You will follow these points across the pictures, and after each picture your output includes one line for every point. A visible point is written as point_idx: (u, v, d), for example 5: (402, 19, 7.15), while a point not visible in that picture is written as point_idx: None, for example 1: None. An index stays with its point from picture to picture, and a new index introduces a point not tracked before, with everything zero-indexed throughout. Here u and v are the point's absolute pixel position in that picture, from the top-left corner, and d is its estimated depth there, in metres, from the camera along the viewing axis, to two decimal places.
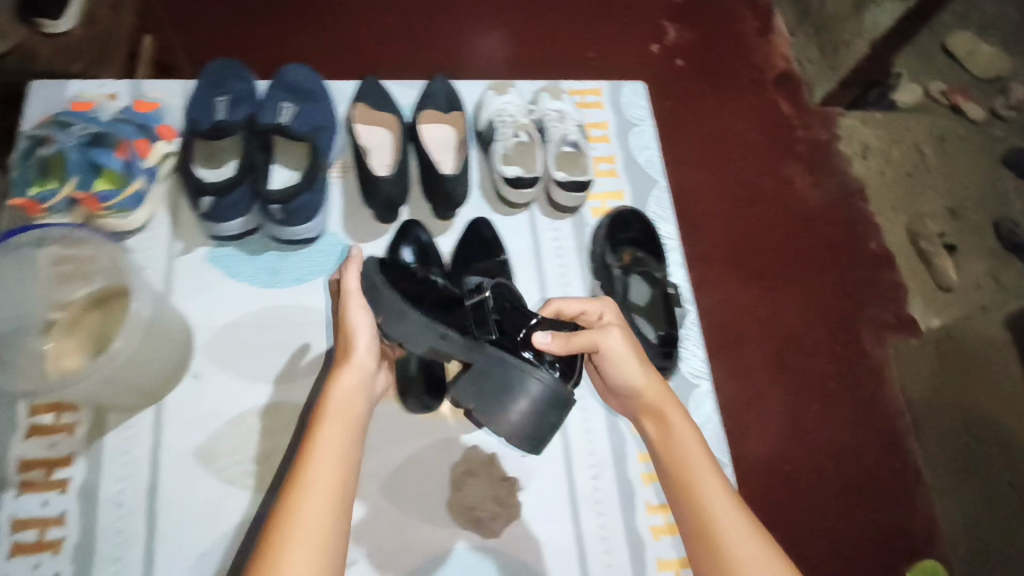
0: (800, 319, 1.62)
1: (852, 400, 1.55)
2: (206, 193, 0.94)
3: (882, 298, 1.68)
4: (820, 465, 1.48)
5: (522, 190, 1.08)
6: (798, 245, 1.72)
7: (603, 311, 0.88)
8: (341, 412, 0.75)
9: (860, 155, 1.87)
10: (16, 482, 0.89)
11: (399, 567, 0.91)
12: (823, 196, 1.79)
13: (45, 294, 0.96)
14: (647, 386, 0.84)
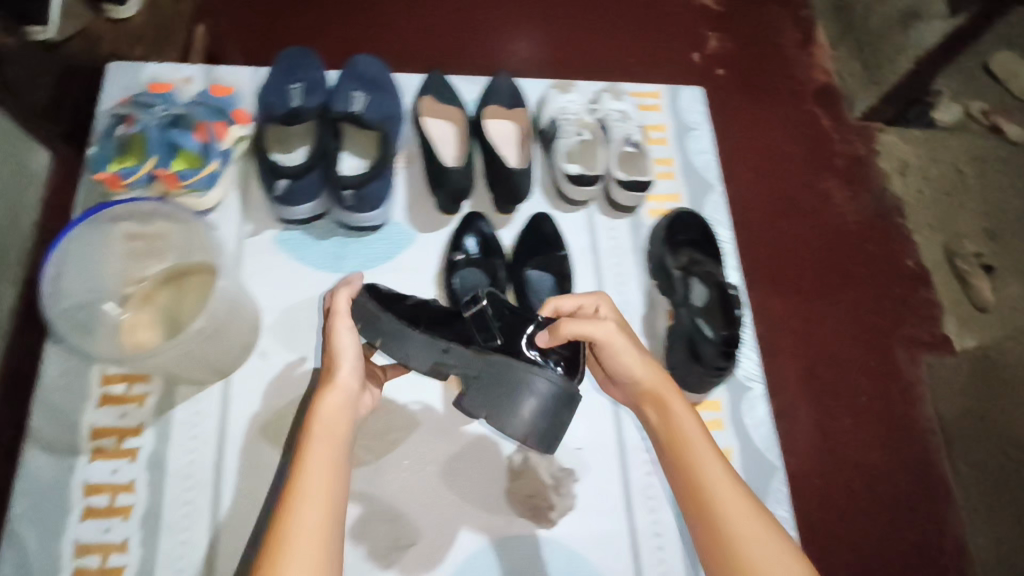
0: (840, 336, 1.55)
1: (881, 412, 1.49)
2: (281, 175, 0.97)
3: (918, 316, 1.61)
4: (859, 485, 1.42)
5: (583, 187, 1.10)
6: (839, 260, 1.64)
7: (598, 304, 0.87)
8: (329, 435, 0.71)
9: (898, 171, 1.78)
10: (88, 448, 0.91)
11: (459, 550, 0.93)
12: (864, 212, 1.71)
13: (118, 269, 0.98)
14: (646, 372, 0.84)
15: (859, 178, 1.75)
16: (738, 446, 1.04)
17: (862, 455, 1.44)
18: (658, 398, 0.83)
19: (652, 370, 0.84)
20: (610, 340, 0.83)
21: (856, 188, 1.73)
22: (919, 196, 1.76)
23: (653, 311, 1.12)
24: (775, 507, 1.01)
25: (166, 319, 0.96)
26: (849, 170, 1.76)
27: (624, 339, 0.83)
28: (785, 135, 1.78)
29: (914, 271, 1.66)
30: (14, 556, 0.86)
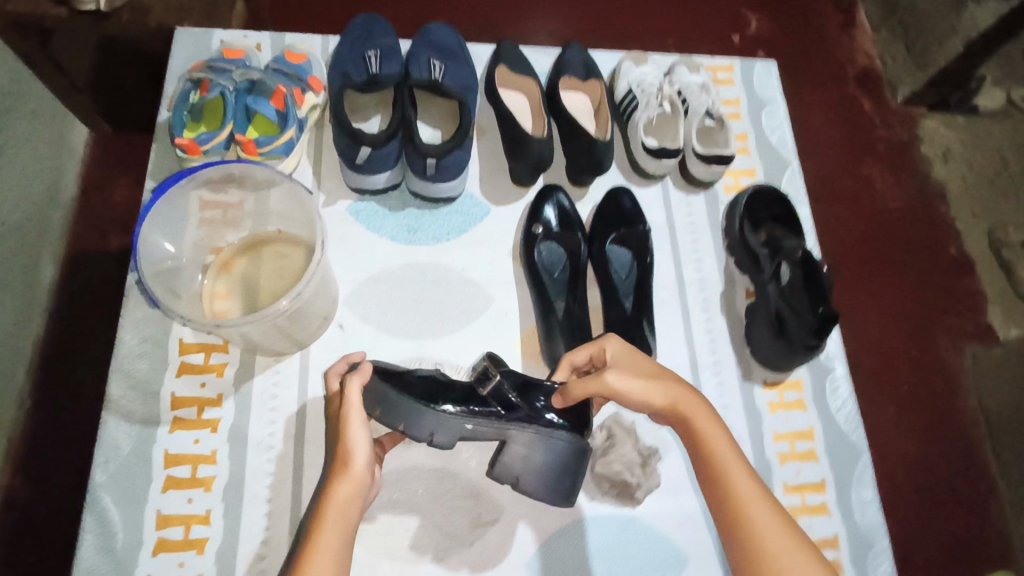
0: (918, 325, 1.42)
1: (922, 403, 1.35)
2: (363, 142, 0.94)
3: (960, 304, 1.45)
4: (927, 481, 1.28)
5: (662, 160, 1.07)
6: (923, 244, 1.49)
7: (602, 347, 0.77)
8: (335, 545, 0.63)
9: (941, 158, 1.59)
10: (169, 418, 0.90)
11: (545, 527, 0.91)
12: (930, 189, 1.55)
13: (194, 239, 0.96)
14: (663, 401, 0.70)
15: (898, 162, 1.56)
16: (822, 428, 1.02)
17: (898, 450, 1.30)
18: (676, 412, 0.69)
19: (665, 386, 0.70)
20: (613, 384, 0.70)
21: (897, 172, 1.55)
22: (960, 185, 1.57)
23: (731, 288, 1.09)
24: (858, 490, 0.99)
25: (245, 289, 0.94)
26: (889, 156, 1.57)
27: (631, 376, 0.71)
28: (822, 119, 1.57)
29: (957, 260, 1.50)
30: (98, 526, 0.84)
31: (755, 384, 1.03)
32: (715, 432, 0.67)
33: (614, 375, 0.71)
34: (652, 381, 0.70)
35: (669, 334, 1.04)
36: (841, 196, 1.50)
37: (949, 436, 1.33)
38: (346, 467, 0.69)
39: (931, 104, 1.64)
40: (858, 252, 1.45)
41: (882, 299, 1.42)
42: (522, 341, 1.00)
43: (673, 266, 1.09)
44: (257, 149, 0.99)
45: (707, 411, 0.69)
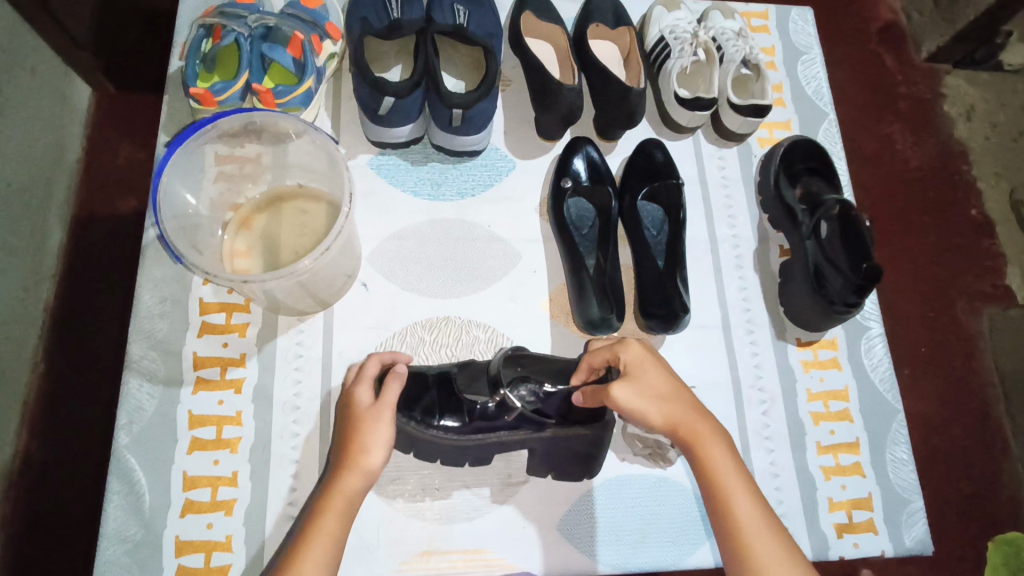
0: (948, 287, 1.32)
1: (939, 365, 1.26)
2: (386, 93, 0.89)
3: (980, 266, 1.35)
4: (953, 450, 1.20)
5: (695, 112, 1.02)
6: (957, 202, 1.39)
7: (615, 353, 0.71)
8: (334, 534, 0.61)
9: (963, 118, 1.46)
10: (192, 378, 0.88)
11: (574, 488, 0.90)
12: (956, 147, 1.43)
13: (212, 194, 0.93)
14: (669, 413, 0.66)
15: (921, 119, 1.44)
16: (857, 387, 0.99)
17: (916, 410, 1.22)
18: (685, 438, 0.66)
19: (676, 407, 0.67)
20: (621, 401, 0.67)
21: (917, 132, 1.42)
22: (982, 144, 1.45)
23: (765, 246, 1.05)
24: (893, 450, 0.97)
25: (265, 246, 0.90)
26: (912, 116, 1.43)
27: (638, 397, 0.67)
28: (845, 77, 1.43)
29: (978, 221, 1.38)
30: (124, 488, 0.83)
31: (789, 343, 1.01)
32: (725, 462, 0.64)
33: (621, 389, 0.67)
34: (658, 401, 0.67)
35: (702, 293, 1.01)
36: (874, 151, 1.39)
37: (966, 399, 1.24)
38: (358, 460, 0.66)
39: (954, 61, 1.49)
40: (889, 210, 1.35)
41: (899, 263, 1.32)
42: (551, 300, 0.97)
43: (705, 223, 1.05)
44: (275, 100, 0.94)
45: (718, 443, 0.65)
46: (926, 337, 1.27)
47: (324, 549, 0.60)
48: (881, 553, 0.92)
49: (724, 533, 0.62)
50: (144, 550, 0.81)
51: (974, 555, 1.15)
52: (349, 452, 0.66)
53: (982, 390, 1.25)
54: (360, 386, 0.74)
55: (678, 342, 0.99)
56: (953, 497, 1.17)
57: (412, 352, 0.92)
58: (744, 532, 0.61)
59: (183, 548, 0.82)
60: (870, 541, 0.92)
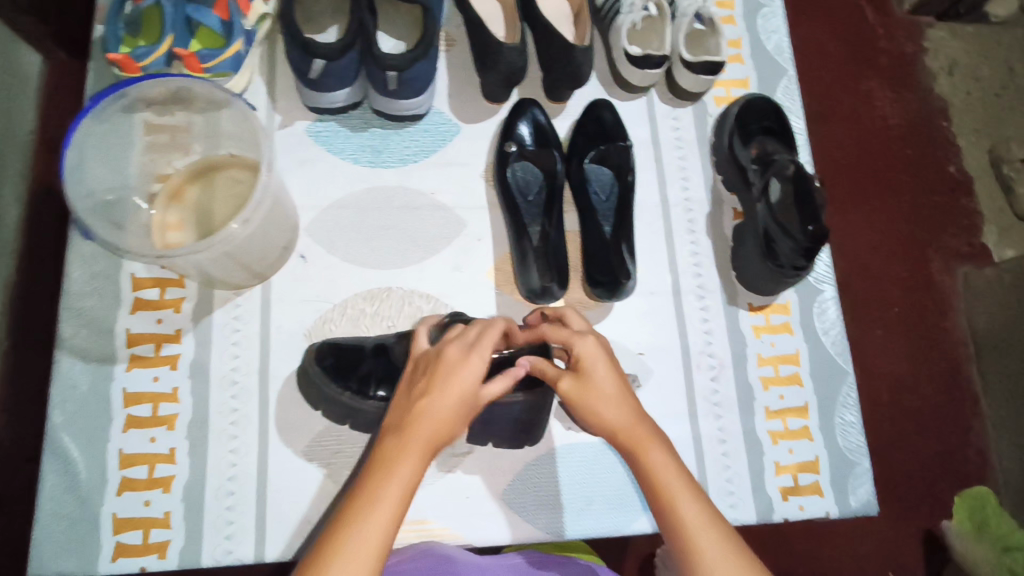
0: (919, 245, 1.26)
1: (910, 324, 1.22)
2: (316, 55, 0.84)
3: (955, 223, 1.28)
4: (918, 409, 1.18)
5: (645, 70, 0.98)
6: (934, 154, 1.31)
7: (571, 343, 0.69)
8: (393, 517, 0.55)
9: (945, 72, 1.36)
10: (125, 356, 0.86)
11: (520, 457, 0.89)
12: (935, 104, 1.34)
13: (140, 165, 0.90)
14: (616, 413, 0.66)
15: (900, 73, 1.34)
16: (808, 351, 0.98)
17: (885, 371, 1.19)
18: (625, 437, 0.65)
19: (621, 405, 0.66)
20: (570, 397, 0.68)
21: (899, 88, 1.33)
22: (965, 101, 1.35)
23: (719, 208, 1.03)
24: (842, 413, 0.97)
25: (199, 218, 0.87)
26: (892, 72, 1.34)
27: (584, 394, 0.67)
28: (817, 30, 1.33)
29: (956, 179, 1.31)
30: (60, 466, 0.82)
31: (740, 308, 0.99)
32: (664, 460, 0.63)
33: (569, 385, 0.68)
34: (604, 400, 0.66)
35: (653, 259, 0.99)
36: (847, 107, 1.30)
37: (933, 358, 1.21)
38: (433, 442, 0.60)
39: (937, 13, 1.38)
40: (860, 168, 1.28)
41: (873, 223, 1.26)
42: (496, 269, 0.95)
43: (657, 186, 1.02)
44: (200, 64, 0.90)
45: (656, 449, 0.64)
46: (897, 301, 1.23)
47: (386, 531, 0.54)
48: (826, 515, 0.93)
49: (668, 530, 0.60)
50: (83, 528, 0.81)
51: (933, 513, 1.14)
52: (425, 415, 0.61)
53: (951, 349, 1.22)
54: (475, 352, 0.65)
55: (627, 309, 0.97)
56: (914, 460, 1.15)
57: (354, 323, 0.91)
58: (683, 522, 0.59)
59: (122, 526, 0.81)
60: (815, 503, 0.93)
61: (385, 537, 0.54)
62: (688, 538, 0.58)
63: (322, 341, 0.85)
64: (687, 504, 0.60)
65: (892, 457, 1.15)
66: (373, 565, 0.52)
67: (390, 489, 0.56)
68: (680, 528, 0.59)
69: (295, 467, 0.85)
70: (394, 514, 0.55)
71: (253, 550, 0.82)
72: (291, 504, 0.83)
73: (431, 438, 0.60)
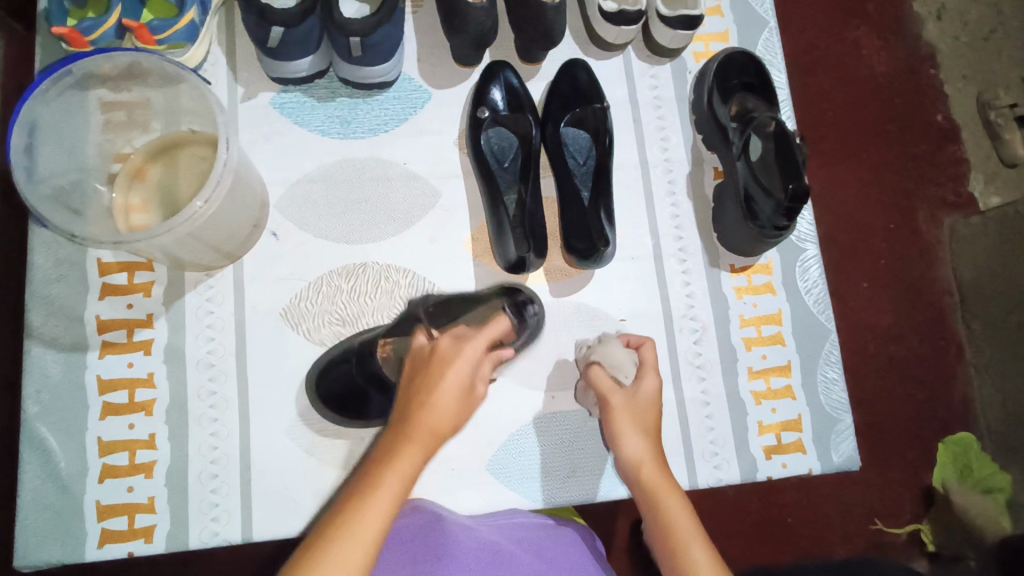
0: (904, 198, 1.25)
1: (897, 277, 1.21)
2: (274, 22, 0.80)
3: (941, 172, 1.27)
4: (902, 362, 1.18)
5: (621, 27, 0.94)
6: (921, 104, 1.28)
7: (641, 375, 0.82)
8: (392, 505, 0.57)
9: (934, 17, 1.32)
10: (98, 343, 0.85)
11: (503, 429, 0.89)
12: (922, 49, 1.30)
13: (97, 145, 0.87)
14: (637, 442, 0.77)
15: (886, 20, 1.30)
16: (790, 310, 0.98)
17: (871, 323, 1.19)
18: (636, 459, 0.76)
19: (649, 440, 0.77)
20: (614, 413, 0.79)
21: (885, 35, 1.29)
22: (952, 46, 1.32)
23: (699, 168, 1.01)
24: (824, 370, 0.97)
25: (163, 199, 0.85)
26: (879, 19, 1.30)
27: (629, 412, 0.79)
28: None
29: (943, 128, 1.28)
30: (38, 457, 0.81)
31: (722, 270, 0.98)
32: (668, 482, 0.73)
33: (618, 401, 0.80)
34: (640, 428, 0.78)
35: (633, 223, 0.98)
36: (832, 57, 1.27)
37: (920, 309, 1.21)
38: (432, 431, 0.61)
39: None
40: (845, 122, 1.25)
41: (857, 177, 1.24)
42: (473, 240, 0.93)
43: (636, 148, 1.00)
44: (152, 36, 0.86)
45: (670, 483, 0.73)
46: (882, 255, 1.22)
47: (383, 515, 0.56)
48: (809, 472, 0.94)
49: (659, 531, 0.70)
50: (66, 516, 0.80)
51: (918, 462, 1.15)
52: (426, 412, 0.62)
53: (936, 299, 1.22)
54: (466, 345, 0.66)
55: (608, 276, 0.95)
56: (895, 415, 1.16)
57: (330, 301, 0.89)
58: (678, 535, 0.68)
59: (105, 513, 0.81)
60: (798, 460, 0.94)
61: (384, 518, 0.56)
62: (680, 545, 0.67)
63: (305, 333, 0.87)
64: (685, 522, 0.69)
65: (876, 410, 1.16)
66: (370, 548, 0.54)
67: (390, 478, 0.58)
68: (671, 536, 0.68)
69: (278, 447, 0.84)
70: (394, 503, 0.57)
71: (239, 530, 0.82)
72: (277, 486, 0.83)
73: (432, 435, 0.62)
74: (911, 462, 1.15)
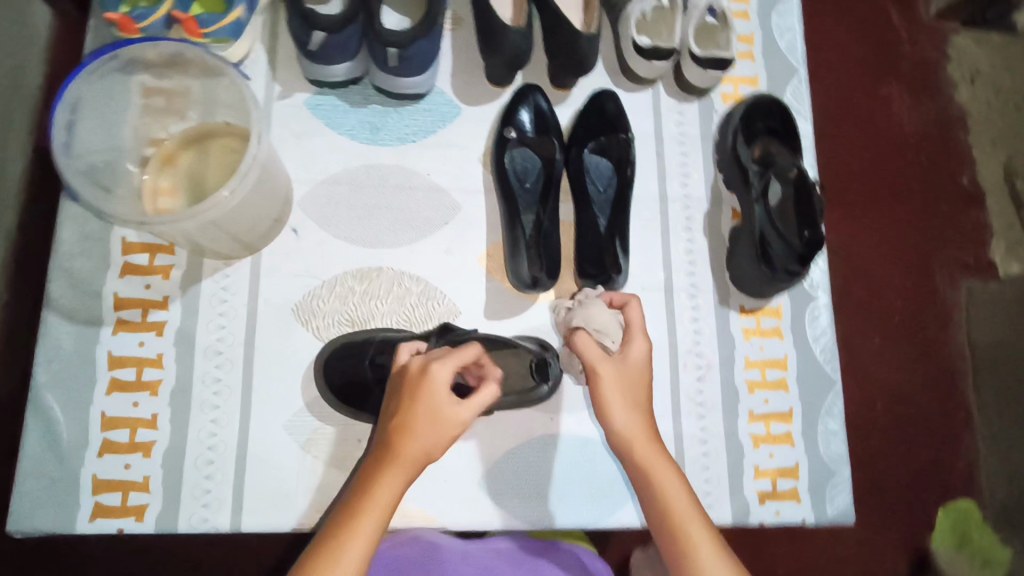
0: (921, 256, 1.24)
1: (906, 334, 1.21)
2: (317, 26, 0.83)
3: (962, 235, 1.26)
4: (907, 421, 1.17)
5: (653, 62, 0.96)
6: (945, 164, 1.29)
7: (628, 341, 0.77)
8: (370, 537, 0.60)
9: (967, 81, 1.33)
10: (112, 319, 0.87)
11: (499, 447, 0.89)
12: (953, 112, 1.31)
13: (135, 127, 0.90)
14: (626, 414, 0.73)
15: (918, 79, 1.31)
16: (796, 357, 0.98)
17: (878, 378, 1.18)
18: (625, 432, 0.72)
19: (638, 415, 0.73)
20: (602, 382, 0.74)
21: (916, 94, 1.30)
22: (984, 111, 1.32)
23: (717, 208, 1.01)
24: (825, 420, 0.96)
25: (190, 185, 0.87)
26: (911, 77, 1.31)
27: (618, 382, 0.74)
28: (837, 32, 1.30)
29: (966, 191, 1.28)
30: (42, 424, 0.83)
31: (731, 310, 0.98)
32: (663, 458, 0.70)
33: (606, 368, 0.74)
34: (629, 401, 0.73)
35: (647, 255, 0.98)
36: (860, 111, 1.28)
37: (929, 369, 1.20)
38: (413, 459, 0.63)
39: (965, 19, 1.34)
40: (866, 177, 1.26)
41: (873, 231, 1.24)
42: (488, 256, 0.94)
43: (657, 180, 1.01)
44: (200, 28, 0.91)
45: (662, 458, 0.70)
46: (893, 313, 1.21)
47: (364, 545, 0.59)
48: (801, 522, 0.93)
49: (655, 511, 0.68)
50: (62, 486, 0.82)
51: (915, 525, 1.14)
52: (406, 442, 0.63)
53: (947, 362, 1.21)
54: (444, 376, 0.64)
55: None
56: (895, 474, 1.15)
57: (341, 301, 0.90)
58: (677, 514, 0.66)
59: (100, 487, 0.82)
60: (791, 509, 0.93)
61: (365, 547, 0.59)
62: (684, 527, 0.65)
63: (313, 328, 0.89)
64: (682, 500, 0.67)
65: (875, 466, 1.15)
66: None
67: (369, 510, 0.61)
68: (674, 520, 0.66)
69: (276, 440, 0.85)
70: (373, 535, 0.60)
71: (228, 518, 0.82)
72: (270, 479, 0.84)
73: (414, 461, 0.63)
74: (907, 522, 1.13)
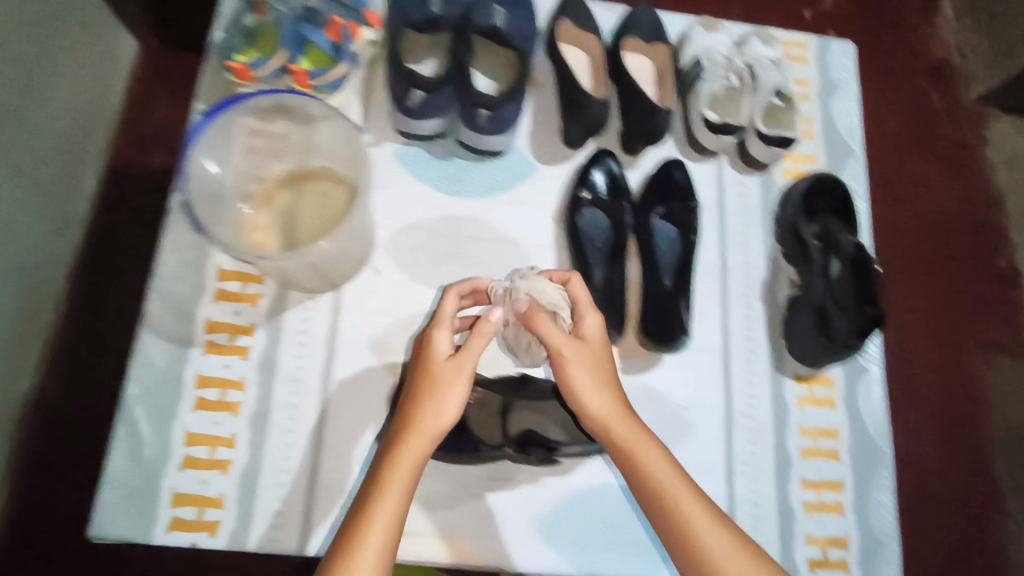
0: (965, 335, 1.27)
1: (947, 410, 1.22)
2: (415, 84, 0.93)
3: (1006, 316, 1.29)
4: (948, 498, 1.17)
5: (722, 136, 1.04)
6: (990, 247, 1.32)
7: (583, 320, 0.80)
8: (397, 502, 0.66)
9: (1009, 166, 1.38)
10: (202, 341, 0.92)
11: (557, 493, 0.91)
12: (997, 196, 1.36)
13: (238, 165, 0.96)
14: (598, 392, 0.76)
15: (963, 163, 1.37)
16: (848, 427, 1.00)
17: (920, 452, 1.19)
18: (604, 415, 0.75)
19: (612, 393, 0.77)
20: (569, 366, 0.76)
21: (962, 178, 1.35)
22: None
23: (775, 277, 1.06)
24: (876, 494, 0.97)
25: (284, 222, 0.93)
26: (956, 160, 1.36)
27: (584, 362, 0.77)
28: (886, 117, 1.37)
29: (1009, 273, 1.31)
30: (128, 437, 0.87)
31: (786, 377, 1.01)
32: (643, 435, 0.74)
33: (571, 352, 0.77)
34: (603, 382, 0.77)
35: (706, 317, 1.02)
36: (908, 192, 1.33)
37: (971, 447, 1.21)
38: (426, 425, 0.71)
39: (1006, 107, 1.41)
40: (913, 256, 1.30)
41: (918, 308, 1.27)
42: None
43: (718, 246, 1.06)
44: (309, 81, 1.00)
45: (642, 438, 0.74)
46: (938, 389, 1.23)
47: (392, 507, 0.66)
48: None
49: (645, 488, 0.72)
50: (141, 497, 0.85)
51: None
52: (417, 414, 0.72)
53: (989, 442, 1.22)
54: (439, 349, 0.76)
55: (677, 362, 0.99)
56: (937, 551, 1.14)
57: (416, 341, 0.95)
58: (667, 492, 0.71)
59: (178, 501, 0.85)
60: None
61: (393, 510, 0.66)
62: (673, 503, 0.70)
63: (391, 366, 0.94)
64: (670, 477, 0.71)
65: (916, 540, 1.14)
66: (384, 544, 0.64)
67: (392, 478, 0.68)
68: (663, 496, 0.71)
69: (345, 469, 0.88)
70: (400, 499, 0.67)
71: (294, 541, 0.85)
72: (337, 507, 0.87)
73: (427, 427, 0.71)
74: None
